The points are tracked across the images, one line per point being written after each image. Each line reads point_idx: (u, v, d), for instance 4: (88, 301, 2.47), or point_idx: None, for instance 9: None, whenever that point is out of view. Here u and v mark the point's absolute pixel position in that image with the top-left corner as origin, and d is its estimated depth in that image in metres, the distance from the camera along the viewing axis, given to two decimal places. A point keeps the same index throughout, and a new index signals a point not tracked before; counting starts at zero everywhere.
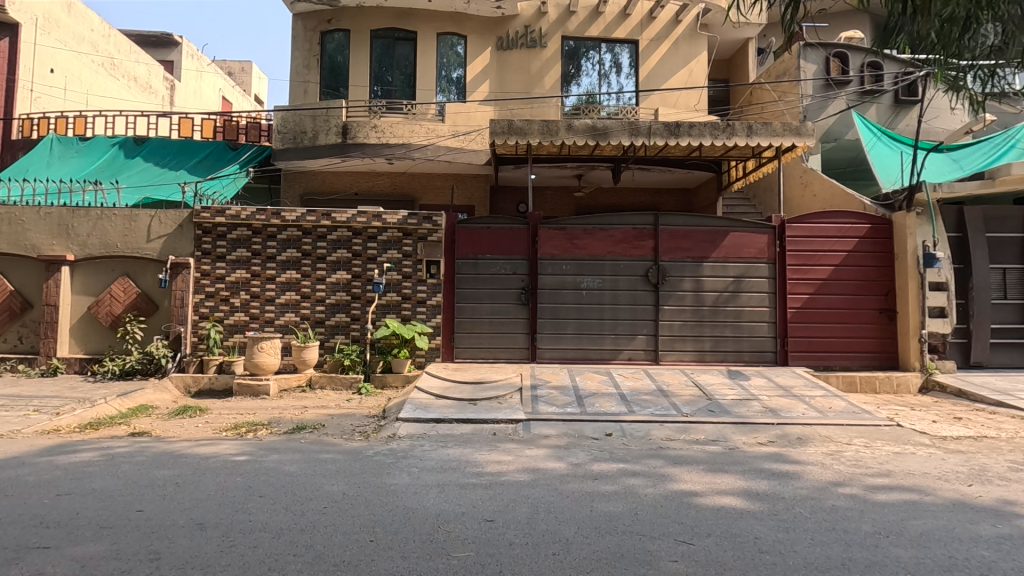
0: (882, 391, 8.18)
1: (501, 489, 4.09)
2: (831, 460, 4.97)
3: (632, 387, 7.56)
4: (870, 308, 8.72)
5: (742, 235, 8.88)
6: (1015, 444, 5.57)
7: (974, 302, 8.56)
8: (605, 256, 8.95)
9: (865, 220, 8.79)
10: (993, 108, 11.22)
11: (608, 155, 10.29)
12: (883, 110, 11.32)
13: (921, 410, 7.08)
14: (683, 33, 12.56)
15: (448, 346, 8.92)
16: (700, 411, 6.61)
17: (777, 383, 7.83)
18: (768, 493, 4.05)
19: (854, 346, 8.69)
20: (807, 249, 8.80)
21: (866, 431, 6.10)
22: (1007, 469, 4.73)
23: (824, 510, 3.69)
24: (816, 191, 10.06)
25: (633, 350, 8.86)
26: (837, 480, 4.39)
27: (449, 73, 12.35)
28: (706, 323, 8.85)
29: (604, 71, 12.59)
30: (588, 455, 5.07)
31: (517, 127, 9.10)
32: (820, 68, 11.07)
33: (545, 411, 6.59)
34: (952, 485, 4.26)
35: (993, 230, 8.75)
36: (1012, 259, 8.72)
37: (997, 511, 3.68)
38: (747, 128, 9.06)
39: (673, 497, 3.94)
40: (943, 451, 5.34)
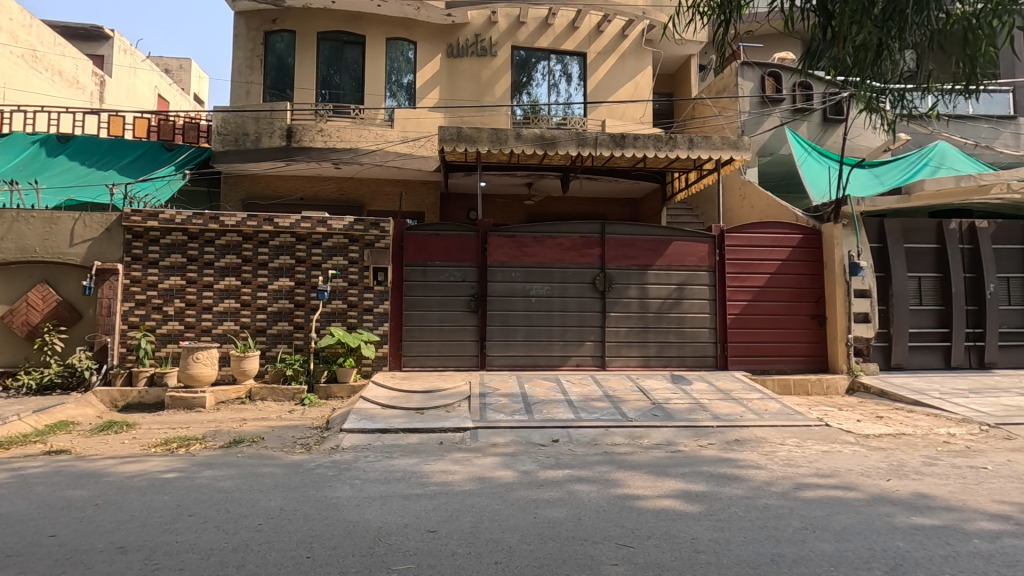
0: (813, 393, 8.63)
1: (446, 498, 4.05)
2: (766, 460, 5.20)
3: (579, 393, 7.67)
4: (802, 314, 9.19)
5: (685, 244, 9.20)
6: (930, 440, 5.99)
7: (894, 309, 9.17)
8: (554, 264, 9.07)
9: (797, 231, 9.29)
10: (908, 128, 12.12)
11: (557, 165, 10.47)
12: (813, 127, 12.01)
13: (848, 410, 7.51)
14: (629, 48, 12.94)
15: (396, 355, 8.79)
16: (644, 416, 6.77)
17: (717, 387, 8.13)
18: (705, 494, 4.18)
19: (788, 350, 9.12)
20: (744, 258, 9.21)
21: (798, 431, 6.42)
22: (922, 463, 5.08)
23: (757, 509, 3.85)
24: (753, 202, 10.55)
25: (581, 356, 9.01)
26: (769, 480, 4.59)
27: (399, 77, 12.25)
28: (651, 329, 9.10)
29: (553, 81, 12.81)
30: (535, 462, 5.10)
31: (466, 135, 9.11)
32: (755, 86, 11.64)
33: (495, 418, 6.59)
34: (873, 480, 4.54)
35: (910, 241, 9.41)
36: (927, 268, 9.39)
37: (912, 503, 3.94)
38: (688, 141, 9.39)
39: (616, 500, 4.02)
40: (866, 448, 5.69)
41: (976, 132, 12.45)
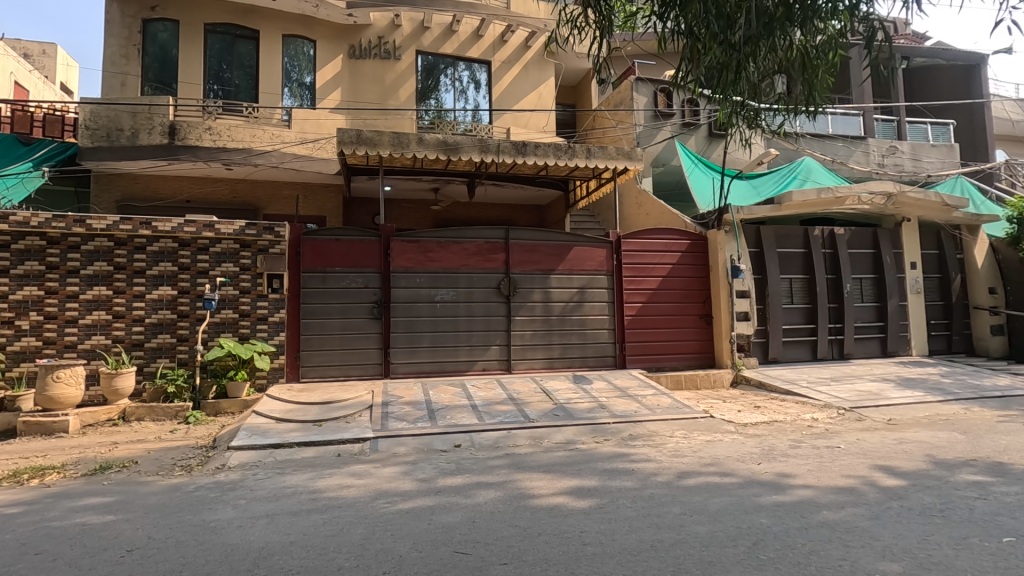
0: (702, 387, 9.27)
1: (339, 512, 3.91)
2: (656, 452, 5.53)
3: (484, 398, 7.72)
4: (692, 314, 9.87)
5: (585, 249, 9.57)
6: (797, 425, 6.65)
7: (770, 308, 10.08)
8: (459, 269, 9.09)
9: (686, 237, 9.97)
10: (780, 145, 13.44)
11: (462, 171, 10.52)
12: (700, 140, 12.97)
13: (731, 401, 8.16)
14: (532, 59, 13.32)
15: (294, 365, 8.39)
16: (546, 416, 6.95)
17: (616, 385, 8.52)
18: (597, 488, 4.37)
19: (680, 348, 9.75)
20: (639, 262, 9.74)
21: (686, 423, 6.88)
22: (788, 446, 5.62)
23: (643, 499, 4.08)
24: (648, 210, 11.19)
25: (487, 360, 9.08)
26: (656, 471, 4.88)
27: (300, 76, 11.75)
28: (555, 331, 9.36)
29: (461, 87, 12.88)
30: (435, 468, 5.07)
31: (366, 138, 8.90)
32: (649, 101, 12.40)
33: (397, 427, 6.45)
34: (747, 464, 4.96)
35: (782, 246, 10.39)
36: (796, 271, 10.43)
37: (777, 483, 4.35)
38: (586, 150, 9.81)
39: (512, 501, 4.10)
40: (744, 436, 6.21)
41: (835, 150, 14.09)
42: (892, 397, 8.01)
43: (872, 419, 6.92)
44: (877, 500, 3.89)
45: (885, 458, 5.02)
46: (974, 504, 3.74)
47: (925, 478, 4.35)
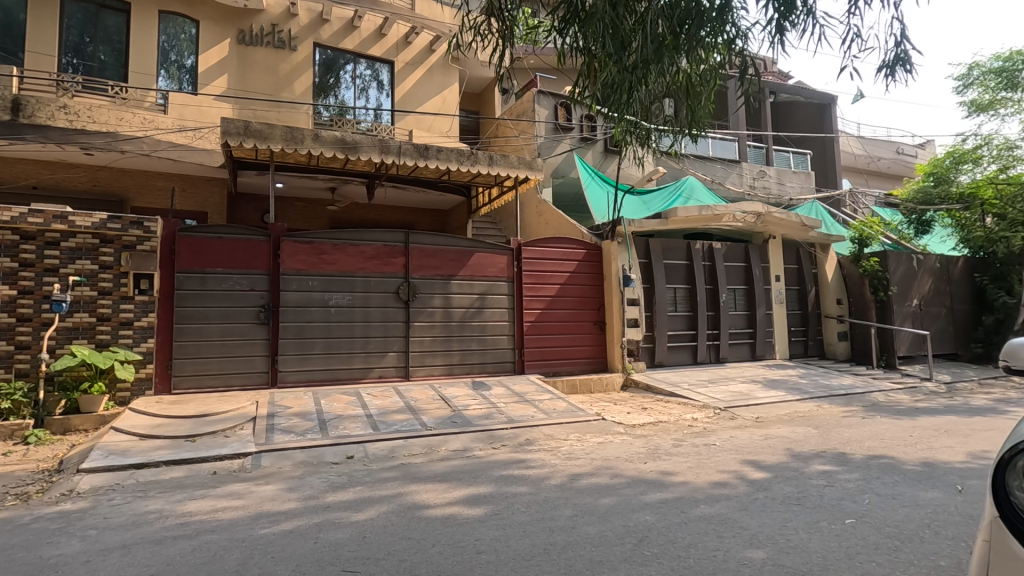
0: (595, 391, 9.64)
1: (211, 536, 3.57)
2: (551, 456, 5.66)
3: (380, 406, 7.46)
4: (587, 320, 10.25)
5: (486, 255, 9.63)
6: (679, 425, 7.13)
7: (657, 315, 10.76)
8: (356, 272, 8.74)
9: (582, 247, 10.37)
10: (667, 163, 14.46)
11: (361, 171, 10.17)
12: (597, 154, 13.59)
13: (621, 404, 8.57)
14: (436, 63, 13.23)
15: (164, 375, 7.59)
16: (443, 424, 6.86)
17: (514, 390, 8.62)
18: (492, 495, 4.37)
19: (576, 353, 10.08)
20: (538, 270, 9.97)
21: (579, 426, 7.11)
22: (671, 445, 6.00)
23: (537, 503, 4.14)
24: (548, 219, 11.51)
25: (384, 368, 8.80)
26: (549, 474, 4.99)
27: (179, 57, 10.71)
28: (455, 337, 9.29)
29: (362, 86, 12.46)
30: (324, 483, 4.80)
31: (255, 130, 8.30)
32: (549, 113, 12.78)
33: (283, 439, 6.03)
34: (634, 464, 5.22)
35: (668, 258, 11.15)
36: (680, 281, 11.23)
37: (660, 481, 4.62)
38: (488, 158, 9.88)
39: (405, 512, 3.98)
40: (632, 436, 6.54)
41: (714, 171, 15.41)
42: (760, 397, 8.85)
43: (743, 418, 7.60)
44: (745, 492, 4.26)
45: (752, 453, 5.52)
46: (824, 491, 4.22)
47: (785, 470, 4.84)
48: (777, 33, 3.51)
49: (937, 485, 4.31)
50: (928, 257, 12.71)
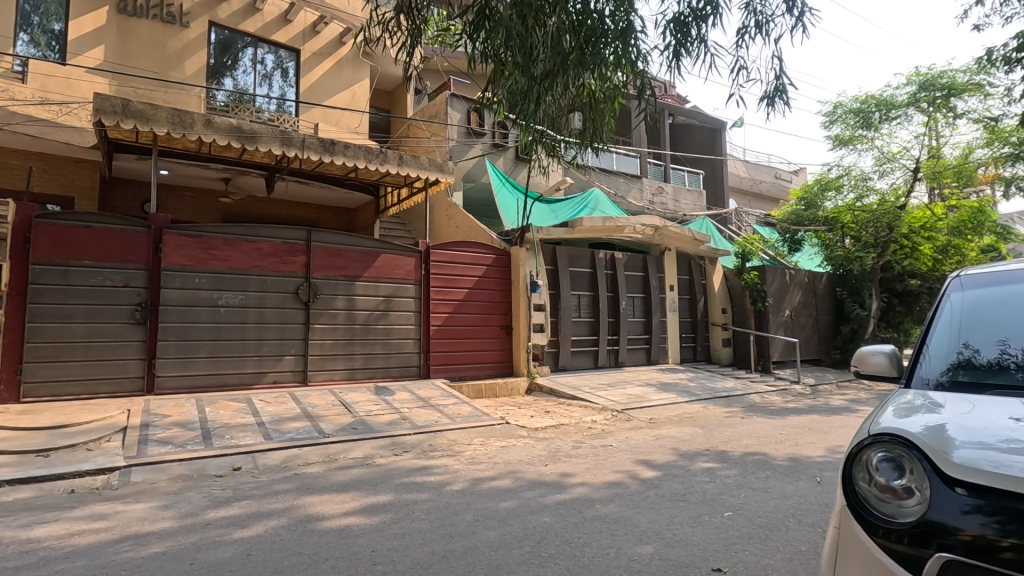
0: (500, 395, 9.71)
1: (62, 565, 3.15)
2: (454, 461, 5.63)
3: (274, 413, 7.02)
4: (494, 325, 10.32)
5: (394, 257, 9.40)
6: (579, 427, 7.39)
7: (561, 320, 11.09)
8: (250, 270, 8.18)
9: (491, 252, 10.44)
10: (575, 174, 15.00)
11: (259, 162, 9.57)
12: (508, 161, 13.79)
13: (525, 408, 8.71)
14: (346, 55, 12.76)
15: (12, 381, 6.65)
16: (343, 431, 6.59)
17: (418, 395, 8.48)
18: (390, 504, 4.24)
19: (483, 357, 10.11)
20: (446, 273, 9.89)
21: (483, 430, 7.14)
22: (571, 447, 6.19)
23: (437, 510, 4.09)
24: (458, 223, 11.49)
25: (280, 372, 8.29)
26: (450, 480, 4.94)
27: (44, 21, 9.48)
28: (358, 341, 8.97)
29: (264, 72, 11.72)
30: (205, 498, 4.42)
31: (135, 110, 7.52)
32: (462, 117, 12.80)
33: (158, 452, 5.48)
34: (535, 467, 5.33)
35: (574, 265, 11.54)
36: (584, 288, 11.66)
37: (560, 483, 4.74)
38: (398, 158, 9.67)
39: (295, 526, 3.76)
40: (535, 439, 6.67)
41: (617, 184, 16.21)
42: (653, 399, 9.39)
43: (638, 419, 8.02)
44: (637, 490, 4.49)
45: (645, 453, 5.83)
46: (706, 487, 4.56)
47: (673, 468, 5.16)
48: (673, 58, 3.75)
49: (801, 477, 4.80)
50: (798, 273, 14.18)
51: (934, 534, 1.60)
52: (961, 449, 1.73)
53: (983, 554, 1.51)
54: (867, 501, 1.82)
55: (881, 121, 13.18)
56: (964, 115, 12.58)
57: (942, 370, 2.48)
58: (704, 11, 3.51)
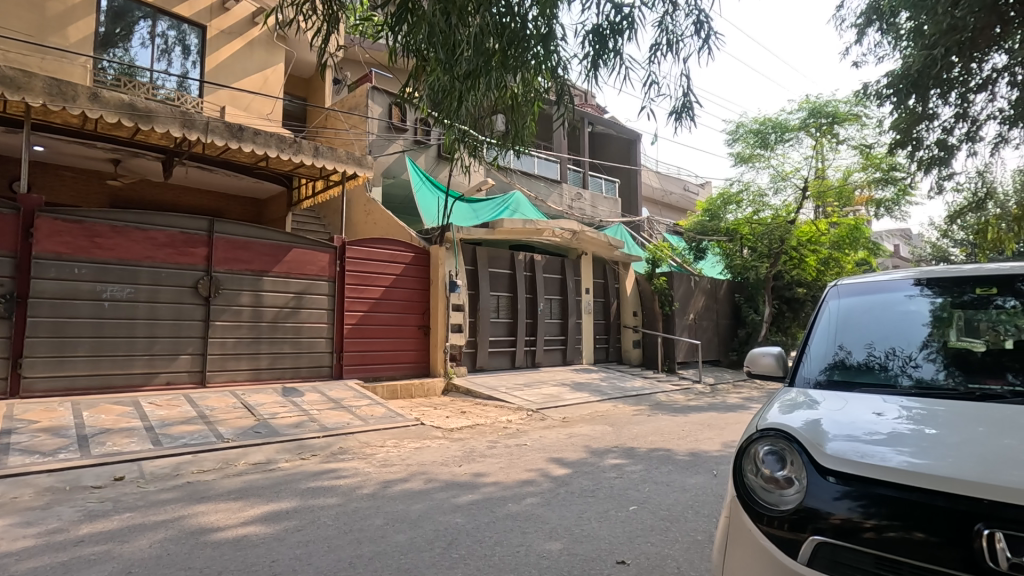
0: (416, 395, 9.54)
1: None
2: (365, 464, 5.45)
3: (164, 417, 6.45)
4: (411, 324, 10.13)
5: (306, 252, 8.97)
6: (495, 427, 7.43)
7: (479, 321, 11.11)
8: (142, 261, 7.49)
9: (410, 250, 10.24)
10: (496, 175, 15.12)
11: (156, 144, 8.80)
12: (429, 159, 13.65)
13: (442, 408, 8.63)
14: (259, 37, 12.03)
15: None
16: (244, 435, 6.19)
17: (329, 396, 8.15)
18: (294, 511, 4.03)
19: (398, 357, 9.88)
20: (362, 271, 9.58)
21: (396, 432, 6.99)
22: (486, 447, 6.21)
23: (345, 515, 3.94)
24: (376, 219, 11.18)
25: (173, 373, 7.65)
26: (360, 483, 4.79)
27: None
28: (264, 340, 8.46)
29: (163, 47, 10.80)
30: (78, 512, 3.98)
31: (4, 76, 6.65)
32: (383, 111, 12.52)
33: (21, 462, 4.86)
34: (449, 467, 5.28)
35: (493, 266, 11.60)
36: (503, 289, 11.76)
37: (473, 483, 4.74)
38: (313, 148, 9.24)
39: (185, 539, 3.47)
40: (449, 440, 6.62)
41: (538, 188, 16.52)
42: (567, 399, 9.64)
43: (552, 418, 8.20)
44: (549, 488, 4.58)
45: (558, 451, 5.97)
46: (614, 482, 4.75)
47: (584, 465, 5.33)
48: (591, 68, 3.85)
49: (700, 471, 5.12)
50: (703, 279, 15.14)
51: (810, 519, 1.76)
52: (833, 441, 1.92)
53: (850, 535, 1.68)
54: (754, 491, 1.97)
55: (777, 142, 14.39)
56: (845, 142, 14.03)
57: (820, 371, 2.73)
58: (621, 25, 3.64)
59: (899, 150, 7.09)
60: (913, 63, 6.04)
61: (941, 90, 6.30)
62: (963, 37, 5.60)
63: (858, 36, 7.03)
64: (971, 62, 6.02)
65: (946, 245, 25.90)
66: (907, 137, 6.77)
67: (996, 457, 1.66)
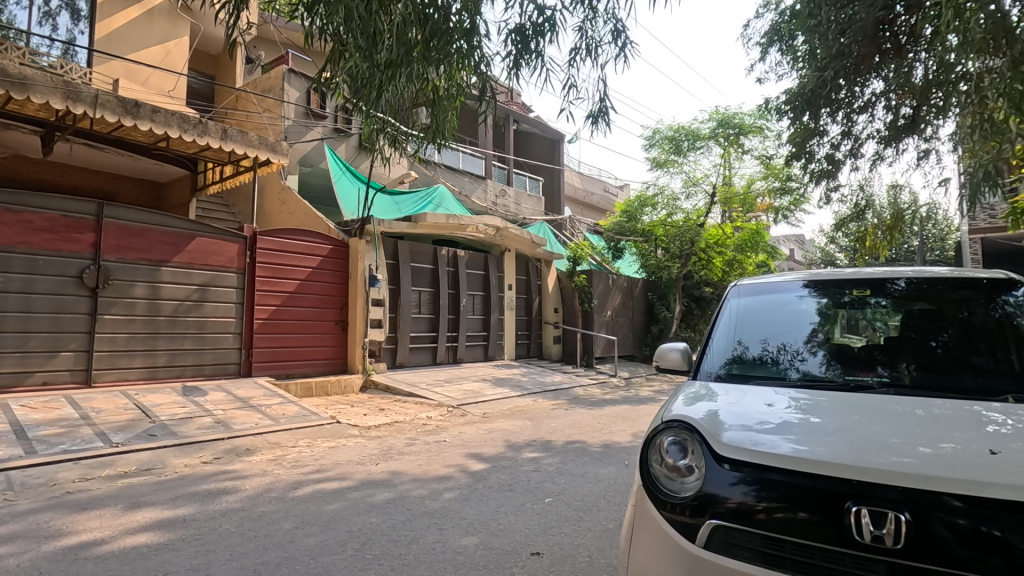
0: (332, 393, 9.20)
1: None
2: (273, 466, 5.18)
3: (39, 421, 5.79)
4: (328, 319, 9.75)
5: (212, 241, 8.39)
6: (414, 424, 7.33)
7: (400, 316, 10.91)
8: (14, 247, 6.68)
9: (328, 242, 9.84)
10: (419, 169, 14.91)
11: (33, 116, 7.87)
12: (349, 148, 13.22)
13: (359, 406, 8.39)
14: (160, 6, 11.07)
15: None
16: (135, 438, 5.68)
17: (236, 395, 7.67)
18: (191, 518, 3.76)
19: (313, 353, 9.48)
20: (275, 263, 9.09)
21: (310, 431, 6.71)
22: (404, 444, 6.11)
23: (250, 520, 3.72)
24: (291, 208, 10.64)
25: (52, 372, 6.89)
26: (267, 486, 4.54)
27: None
28: (162, 335, 7.82)
29: (46, 9, 9.58)
30: None
31: None
32: (301, 96, 11.97)
33: None
34: (365, 466, 5.14)
35: (415, 261, 11.43)
36: (425, 284, 11.61)
37: (390, 481, 4.64)
38: (221, 131, 8.63)
39: (61, 555, 3.13)
40: (366, 438, 6.45)
41: (462, 183, 16.45)
42: (488, 394, 9.69)
43: (472, 414, 8.22)
44: (467, 483, 4.59)
45: (477, 446, 5.98)
46: (531, 475, 4.83)
47: (502, 459, 5.38)
48: (513, 67, 3.88)
49: (612, 461, 5.33)
50: (620, 278, 15.78)
51: (708, 504, 1.88)
52: (729, 431, 2.06)
53: (743, 517, 1.81)
54: (657, 480, 2.07)
55: (689, 149, 15.24)
56: (749, 152, 15.08)
57: (721, 364, 2.94)
58: (543, 26, 3.70)
59: (794, 162, 7.72)
60: (807, 83, 6.62)
61: (831, 110, 6.91)
62: (848, 63, 6.18)
63: (761, 55, 7.59)
64: (855, 86, 6.65)
65: (834, 250, 28.54)
66: (801, 150, 7.37)
67: (866, 442, 1.86)
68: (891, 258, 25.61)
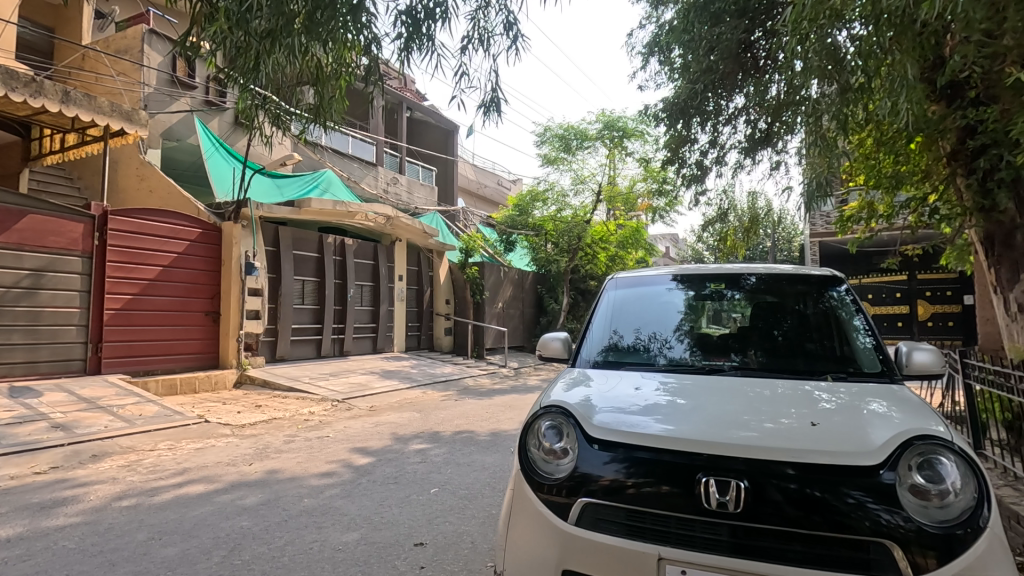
0: (201, 390, 8.43)
1: None
2: (127, 472, 4.65)
3: None
4: (196, 309, 8.90)
5: (49, 220, 7.28)
6: (294, 420, 6.95)
7: (281, 307, 10.26)
8: None
9: (196, 225, 8.96)
10: (303, 151, 14.10)
11: None
12: (223, 124, 12.17)
13: (232, 403, 7.78)
14: None
15: None
16: None
17: (80, 396, 6.76)
18: (18, 537, 3.26)
19: (178, 347, 8.62)
20: (131, 246, 8.11)
21: (173, 432, 6.11)
22: (282, 442, 5.77)
23: (95, 534, 3.31)
24: (152, 186, 9.53)
25: None
26: (119, 494, 4.07)
27: None
28: None
29: None
30: None
31: None
32: (165, 62, 10.83)
33: None
34: (237, 467, 4.79)
35: (298, 249, 10.78)
36: (309, 273, 11.00)
37: (265, 482, 4.35)
38: (61, 92, 7.51)
39: None
40: (239, 437, 6.01)
41: (350, 168, 15.77)
42: (376, 387, 9.43)
43: (358, 408, 7.96)
44: (350, 478, 4.45)
45: (362, 440, 5.81)
46: (417, 467, 4.79)
47: (387, 453, 5.27)
48: (404, 50, 3.78)
49: (499, 449, 5.44)
50: (511, 270, 16.08)
51: (581, 483, 1.99)
52: (601, 414, 2.20)
53: (612, 493, 1.95)
54: (534, 463, 2.15)
55: (577, 148, 15.89)
56: (632, 154, 16.02)
57: (598, 351, 3.13)
58: (435, 11, 3.64)
59: (670, 166, 8.34)
60: (681, 94, 7.20)
61: (701, 120, 7.54)
62: (714, 78, 6.82)
63: (642, 64, 8.10)
64: (721, 100, 7.29)
65: (702, 249, 31.23)
66: (675, 155, 8.00)
67: (717, 419, 2.08)
68: (749, 258, 28.55)
